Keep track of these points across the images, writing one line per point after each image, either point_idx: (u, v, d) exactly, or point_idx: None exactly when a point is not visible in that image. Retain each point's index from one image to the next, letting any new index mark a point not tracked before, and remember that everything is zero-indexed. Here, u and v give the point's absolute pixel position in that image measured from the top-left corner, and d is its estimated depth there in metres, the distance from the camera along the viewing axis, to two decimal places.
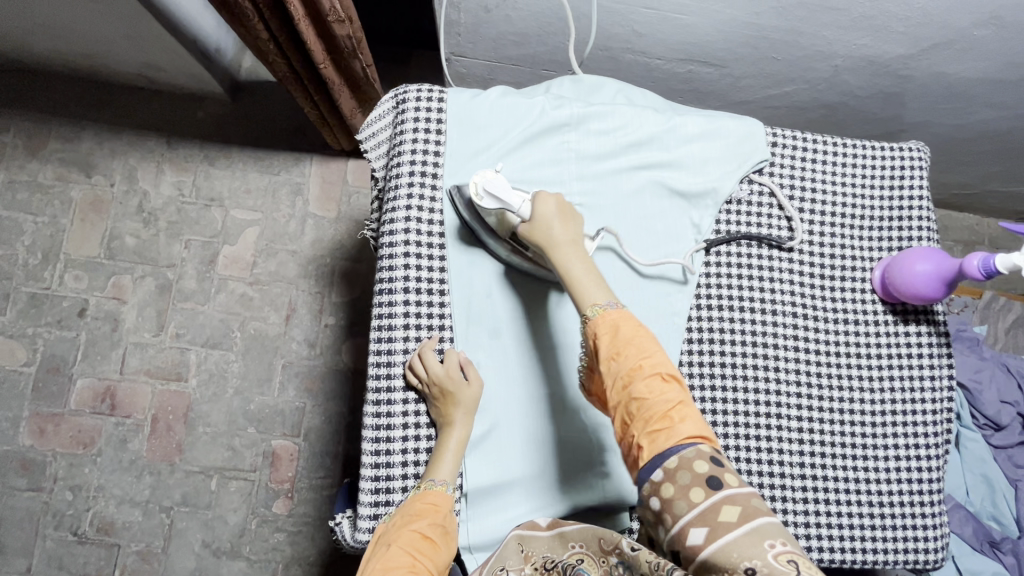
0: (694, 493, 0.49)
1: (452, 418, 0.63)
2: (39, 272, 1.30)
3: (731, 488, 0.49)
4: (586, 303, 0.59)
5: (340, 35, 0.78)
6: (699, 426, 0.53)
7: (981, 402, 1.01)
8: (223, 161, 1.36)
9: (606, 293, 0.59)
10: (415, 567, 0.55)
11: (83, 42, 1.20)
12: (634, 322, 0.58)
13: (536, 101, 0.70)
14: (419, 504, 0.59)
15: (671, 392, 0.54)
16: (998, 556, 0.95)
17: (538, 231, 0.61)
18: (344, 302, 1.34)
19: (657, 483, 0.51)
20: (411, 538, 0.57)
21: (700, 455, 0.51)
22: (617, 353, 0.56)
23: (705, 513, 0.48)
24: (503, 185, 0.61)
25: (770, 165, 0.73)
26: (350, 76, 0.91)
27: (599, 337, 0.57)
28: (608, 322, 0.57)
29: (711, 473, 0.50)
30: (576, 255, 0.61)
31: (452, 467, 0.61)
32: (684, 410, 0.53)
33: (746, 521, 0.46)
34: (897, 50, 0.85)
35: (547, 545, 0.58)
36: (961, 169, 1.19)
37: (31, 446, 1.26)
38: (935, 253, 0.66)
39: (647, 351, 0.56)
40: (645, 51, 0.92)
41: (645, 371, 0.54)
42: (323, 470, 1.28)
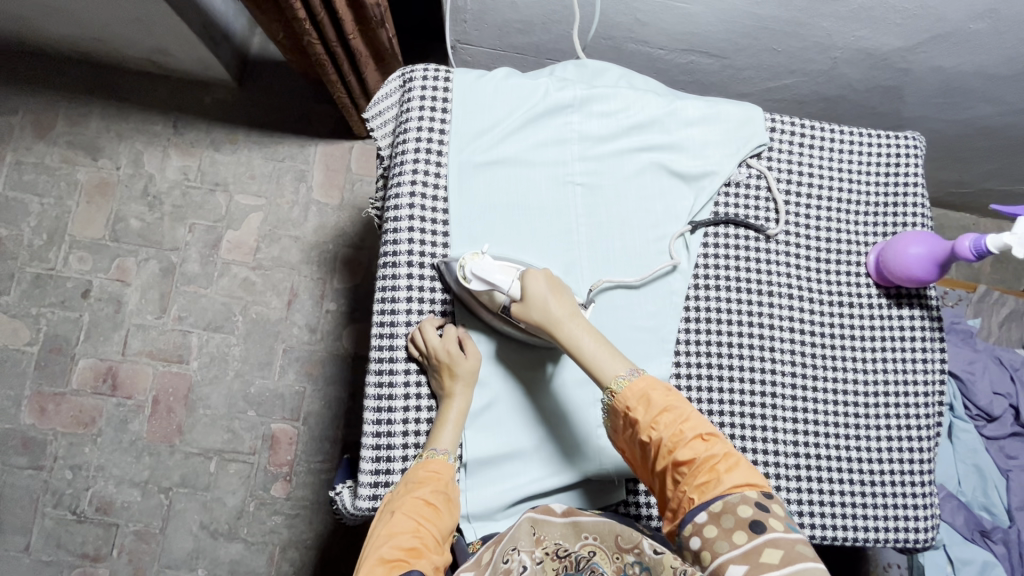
0: (738, 535, 0.50)
1: (451, 391, 0.64)
2: (44, 253, 1.32)
3: (776, 533, 0.50)
4: (603, 378, 0.59)
5: (370, 4, 0.81)
6: (744, 477, 0.54)
7: (974, 392, 1.02)
8: (228, 147, 1.37)
9: (622, 361, 0.60)
10: (419, 531, 0.56)
11: (94, 25, 1.22)
12: (665, 386, 0.58)
13: (540, 82, 0.72)
14: (423, 471, 0.60)
15: (715, 449, 0.55)
16: (989, 546, 0.96)
17: (531, 309, 0.60)
18: (345, 288, 1.35)
19: (701, 526, 0.52)
20: (415, 504, 0.57)
21: (745, 500, 0.52)
22: (655, 421, 0.56)
23: (748, 552, 0.49)
24: (490, 266, 0.61)
25: (769, 150, 0.75)
26: (374, 48, 0.94)
27: (630, 409, 0.57)
28: (637, 391, 0.58)
29: (755, 519, 0.51)
30: (578, 328, 0.60)
31: (453, 437, 0.63)
32: (729, 465, 0.54)
33: (789, 563, 0.47)
34: (895, 43, 0.86)
35: (559, 532, 0.58)
36: (958, 166, 1.20)
37: (32, 424, 1.27)
38: (929, 237, 0.68)
39: (683, 414, 0.56)
40: (648, 41, 0.94)
41: (686, 435, 0.55)
42: (321, 454, 1.29)
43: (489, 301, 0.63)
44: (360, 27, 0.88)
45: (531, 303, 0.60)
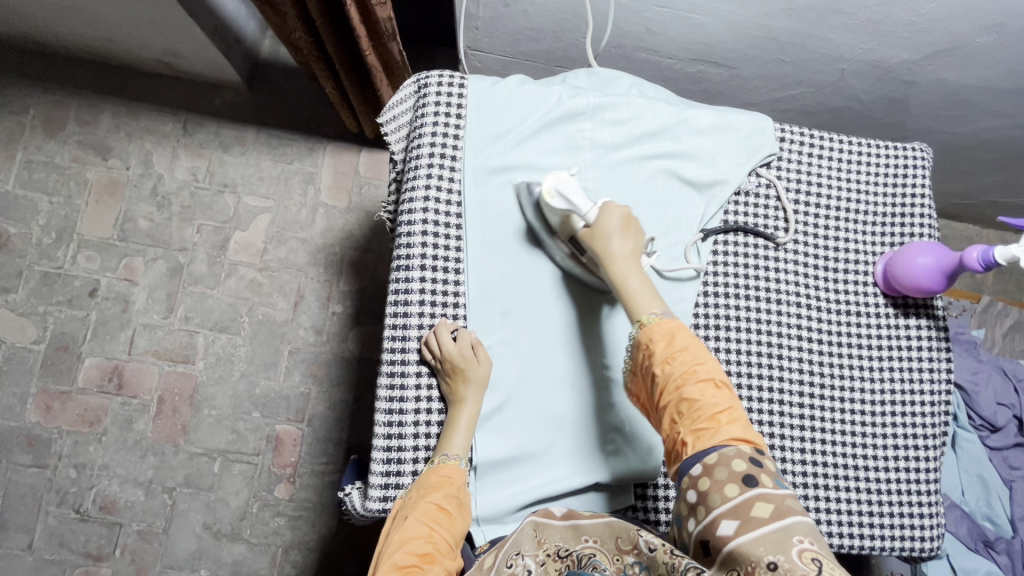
0: (729, 488, 0.51)
1: (463, 395, 0.64)
2: (52, 251, 1.32)
3: (766, 488, 0.50)
4: (637, 313, 0.62)
5: (381, 17, 0.83)
6: (744, 431, 0.55)
7: (978, 402, 1.03)
8: (237, 149, 1.38)
9: (662, 305, 0.63)
10: (432, 536, 0.56)
11: (107, 26, 1.23)
12: (689, 331, 0.60)
13: (554, 90, 0.73)
14: (434, 477, 0.60)
15: (721, 398, 0.56)
16: (992, 556, 0.96)
17: (596, 237, 0.64)
18: (352, 290, 1.36)
19: (696, 478, 0.53)
20: (428, 509, 0.58)
21: (740, 454, 0.53)
22: (670, 357, 0.58)
23: (738, 507, 0.49)
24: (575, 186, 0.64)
25: (777, 160, 0.75)
26: (387, 63, 0.96)
27: (652, 342, 0.59)
28: (664, 329, 0.59)
29: (747, 473, 0.51)
30: (633, 266, 0.63)
31: (465, 441, 0.63)
32: (732, 416, 0.55)
33: (778, 518, 0.48)
34: (902, 56, 0.87)
35: (560, 534, 0.60)
36: (962, 178, 1.21)
37: (37, 423, 1.27)
38: (937, 248, 0.68)
39: (699, 358, 0.58)
40: (657, 50, 0.95)
41: (697, 376, 0.56)
42: (325, 456, 1.29)
43: (561, 224, 0.66)
44: (373, 42, 0.90)
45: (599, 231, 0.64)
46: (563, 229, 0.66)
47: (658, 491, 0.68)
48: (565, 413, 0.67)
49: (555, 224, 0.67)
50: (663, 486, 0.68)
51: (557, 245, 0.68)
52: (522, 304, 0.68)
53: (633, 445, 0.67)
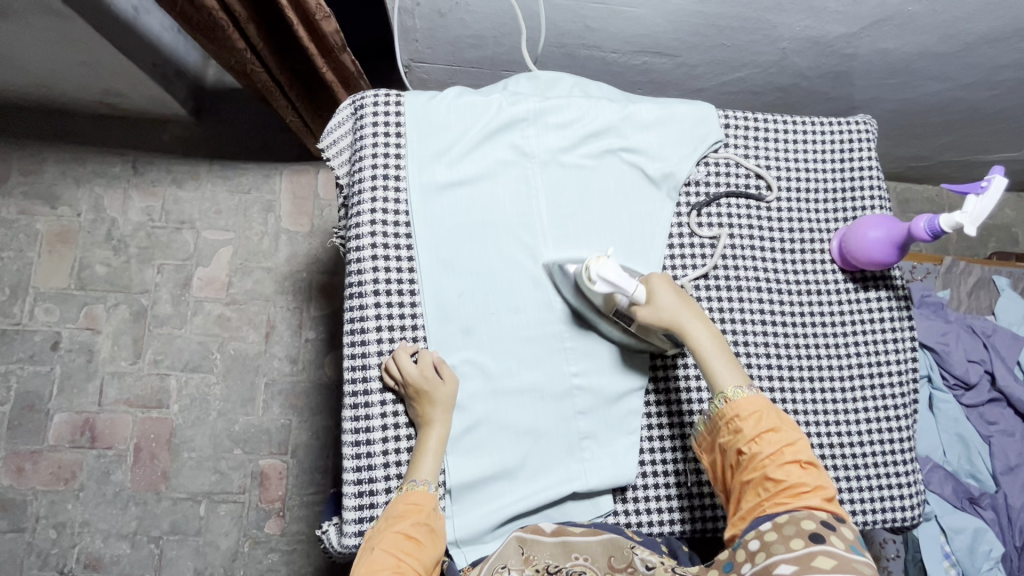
0: (795, 541, 0.52)
1: (430, 417, 0.63)
2: (8, 308, 1.28)
3: (834, 548, 0.51)
4: (719, 385, 0.61)
5: (328, 30, 0.82)
6: (821, 506, 0.55)
7: (949, 362, 1.04)
8: (191, 183, 1.35)
9: (737, 369, 0.62)
10: (400, 567, 0.56)
11: (40, 72, 1.19)
12: (779, 413, 0.59)
13: (493, 98, 0.71)
14: (402, 505, 0.59)
15: (807, 478, 0.56)
16: (978, 512, 0.98)
17: (658, 312, 0.63)
18: (323, 315, 1.33)
19: (763, 531, 0.54)
20: (395, 539, 0.57)
21: (811, 516, 0.53)
22: (759, 435, 0.58)
23: (801, 556, 0.51)
24: (616, 271, 0.60)
25: (724, 147, 0.75)
26: (343, 76, 0.94)
27: (739, 418, 0.59)
28: (752, 406, 0.59)
29: (817, 532, 0.52)
30: (702, 326, 0.63)
31: (432, 467, 0.62)
32: (812, 493, 0.55)
33: (840, 573, 0.49)
34: (838, 30, 0.88)
35: (549, 551, 0.60)
36: (913, 142, 1.23)
37: (10, 486, 1.23)
38: (887, 220, 0.69)
39: (790, 439, 0.58)
40: (599, 46, 0.94)
41: (785, 457, 0.56)
42: (313, 485, 1.27)
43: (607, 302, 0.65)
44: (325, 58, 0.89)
45: (660, 304, 0.63)
46: (608, 304, 0.65)
47: (636, 493, 0.68)
48: (537, 425, 0.66)
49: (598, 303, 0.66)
50: (642, 486, 0.68)
51: (606, 322, 0.67)
52: (483, 314, 0.67)
53: (607, 451, 0.67)
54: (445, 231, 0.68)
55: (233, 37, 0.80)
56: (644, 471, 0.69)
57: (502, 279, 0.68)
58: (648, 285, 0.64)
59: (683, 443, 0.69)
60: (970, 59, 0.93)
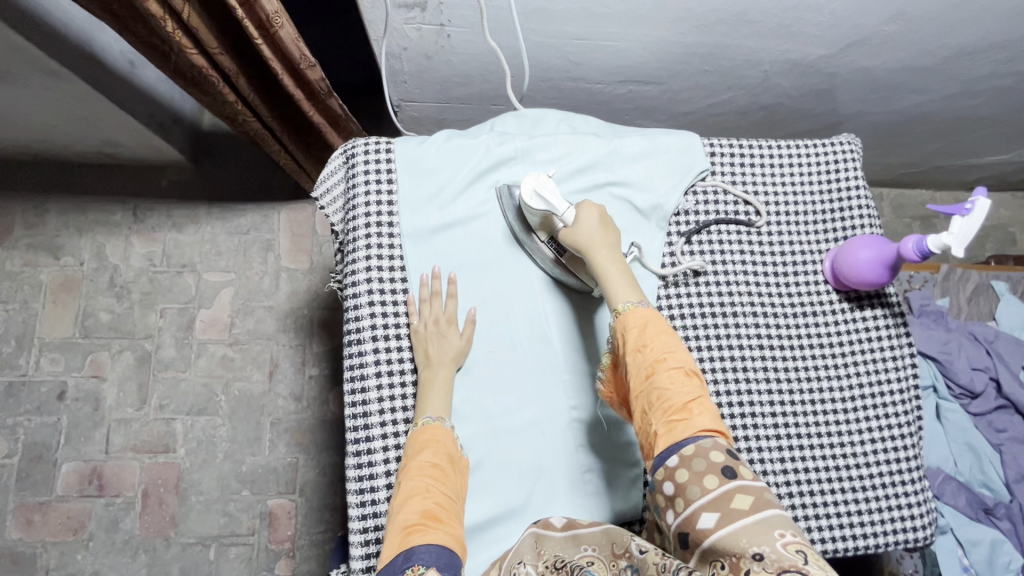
0: (708, 479, 0.50)
1: (432, 360, 0.65)
2: (14, 360, 1.29)
3: (745, 480, 0.49)
4: (612, 299, 0.62)
5: (313, 78, 0.84)
6: (716, 421, 0.54)
7: (953, 371, 1.03)
8: (192, 227, 1.37)
9: (637, 292, 0.62)
10: (429, 492, 0.55)
11: (40, 129, 1.22)
12: (663, 322, 0.59)
13: (481, 140, 0.73)
14: (419, 438, 0.60)
15: (691, 386, 0.55)
16: (994, 523, 0.97)
17: (576, 233, 0.64)
18: (325, 351, 1.34)
19: (672, 468, 0.52)
20: (421, 467, 0.57)
21: (717, 445, 0.51)
22: (643, 347, 0.57)
23: (717, 499, 0.48)
24: (553, 189, 0.66)
25: (711, 174, 0.76)
26: (332, 118, 0.96)
27: (626, 331, 0.59)
28: (638, 318, 0.59)
29: (726, 464, 0.50)
30: (613, 255, 0.63)
31: (442, 402, 0.63)
32: (705, 405, 0.54)
33: (757, 510, 0.47)
34: (818, 52, 0.90)
35: (559, 544, 0.59)
36: (902, 151, 1.24)
37: (19, 539, 1.23)
38: (877, 240, 0.69)
39: (669, 347, 0.57)
40: (585, 77, 0.96)
41: (669, 366, 0.56)
42: (322, 524, 1.26)
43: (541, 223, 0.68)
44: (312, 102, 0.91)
45: (578, 223, 0.65)
46: (543, 224, 0.68)
47: (643, 527, 0.68)
48: (539, 461, 0.67)
49: (535, 224, 0.69)
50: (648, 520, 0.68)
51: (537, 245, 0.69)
52: (481, 353, 0.68)
53: (611, 486, 0.67)
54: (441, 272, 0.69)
55: (220, 88, 0.83)
56: None
57: (497, 318, 0.69)
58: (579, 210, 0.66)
59: None
60: (950, 72, 0.94)
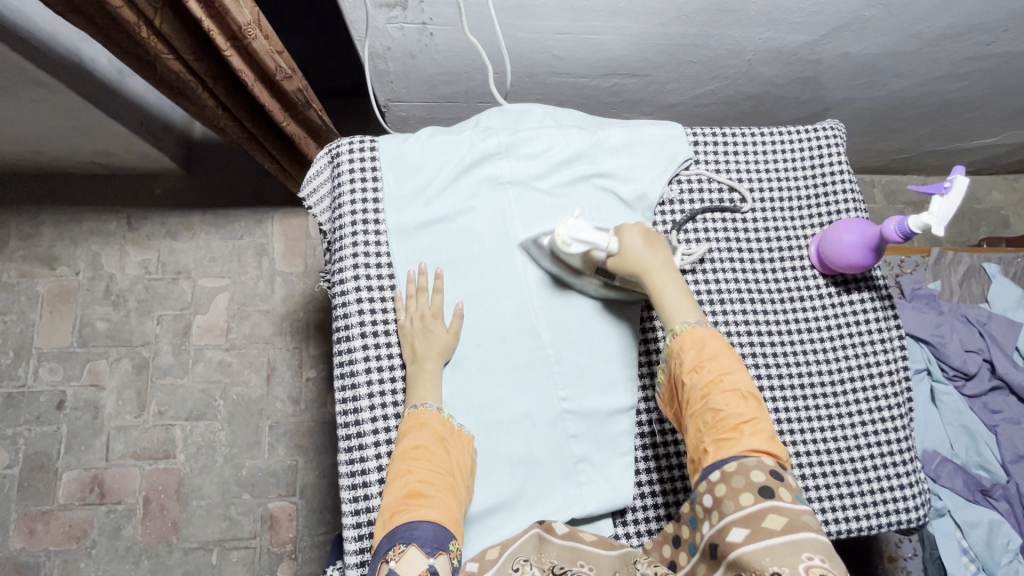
0: (745, 497, 0.51)
1: (419, 354, 0.66)
2: (13, 370, 1.30)
3: (783, 502, 0.50)
4: (673, 322, 0.62)
5: (291, 89, 0.85)
6: (767, 444, 0.54)
7: (947, 354, 1.03)
8: (186, 234, 1.38)
9: (695, 311, 0.62)
10: (412, 472, 0.57)
11: (33, 140, 1.23)
12: (723, 342, 0.59)
13: (464, 136, 0.73)
14: (408, 423, 0.61)
15: (747, 408, 0.55)
16: (992, 504, 0.97)
17: (625, 261, 0.65)
18: (322, 353, 1.34)
19: (713, 482, 0.53)
20: (407, 450, 0.58)
21: (761, 466, 0.52)
22: (699, 365, 0.58)
23: (749, 516, 0.50)
24: (586, 230, 0.65)
25: (695, 163, 0.77)
26: (311, 128, 0.97)
27: (681, 350, 0.59)
28: (696, 338, 0.59)
29: (766, 485, 0.51)
30: (667, 273, 0.63)
31: (430, 390, 0.64)
32: (756, 427, 0.55)
33: (789, 531, 0.48)
34: (800, 39, 0.90)
35: (558, 552, 0.60)
36: (891, 136, 1.24)
37: (23, 548, 1.24)
38: (859, 223, 0.70)
39: (727, 368, 0.57)
40: (569, 72, 0.96)
41: (724, 385, 0.56)
42: (323, 525, 1.27)
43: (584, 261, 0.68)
44: (290, 113, 0.91)
45: (626, 251, 0.65)
46: (586, 264, 0.68)
47: (636, 515, 0.68)
48: (530, 453, 0.67)
49: (577, 265, 0.68)
50: (640, 508, 0.69)
51: (585, 280, 0.69)
52: (470, 346, 0.69)
53: (603, 475, 0.67)
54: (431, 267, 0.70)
55: (199, 92, 0.84)
56: (642, 492, 0.69)
57: (485, 311, 0.69)
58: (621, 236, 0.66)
59: (677, 460, 0.70)
60: (933, 55, 0.95)
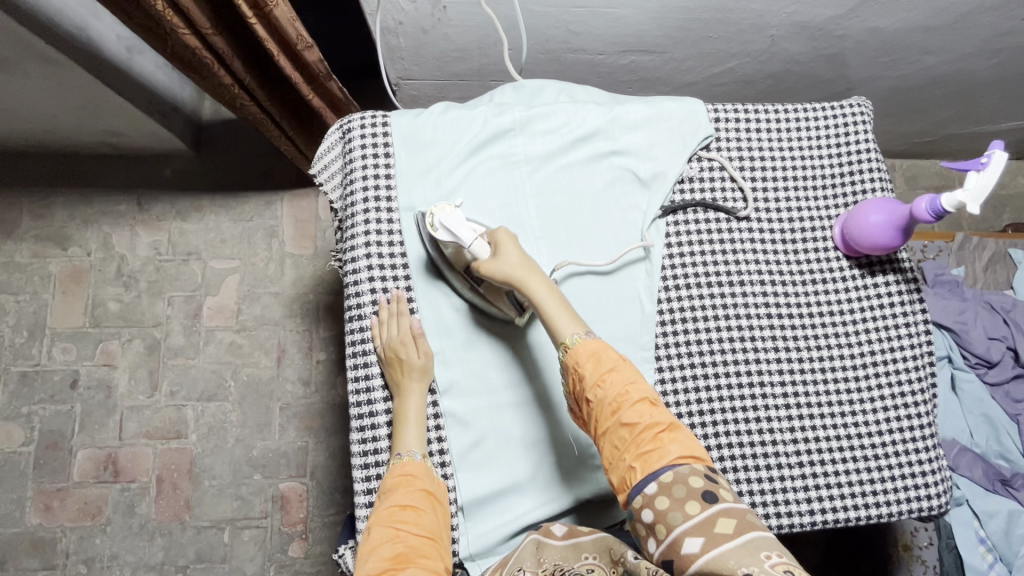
0: (690, 506, 0.51)
1: (405, 388, 0.64)
2: (27, 350, 1.31)
3: (726, 503, 0.51)
4: (559, 335, 0.60)
5: (312, 60, 0.83)
6: (689, 447, 0.55)
7: (969, 341, 1.01)
8: (196, 215, 1.37)
9: (579, 323, 0.61)
10: (400, 537, 0.55)
11: (43, 119, 1.22)
12: (615, 350, 0.60)
13: (478, 111, 0.71)
14: (392, 478, 0.59)
15: (660, 415, 0.56)
16: (1012, 494, 0.96)
17: (499, 267, 0.62)
18: (332, 335, 1.34)
19: (651, 497, 0.52)
20: (390, 512, 0.57)
21: (694, 471, 0.53)
22: (601, 380, 0.57)
23: (702, 524, 0.50)
24: (460, 221, 0.63)
25: (716, 141, 0.74)
26: (333, 103, 0.95)
27: (579, 366, 0.58)
28: (589, 350, 0.59)
29: (706, 489, 0.52)
30: (538, 277, 0.62)
31: (417, 437, 0.62)
32: (673, 433, 0.55)
33: (740, 534, 0.49)
34: (827, 13, 0.87)
35: (560, 553, 0.59)
36: (916, 118, 1.20)
37: (39, 524, 1.25)
38: (887, 202, 0.67)
39: (631, 377, 0.57)
40: (585, 48, 0.94)
41: (633, 397, 0.56)
42: (334, 506, 1.27)
43: (455, 255, 0.66)
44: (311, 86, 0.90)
45: (501, 257, 0.62)
46: (458, 257, 0.65)
47: None
48: (544, 434, 0.66)
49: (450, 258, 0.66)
50: None
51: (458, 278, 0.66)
52: (483, 327, 0.68)
53: None
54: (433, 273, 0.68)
55: (215, 70, 0.82)
56: None
57: None
58: (494, 237, 0.64)
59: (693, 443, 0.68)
60: (965, 30, 0.91)
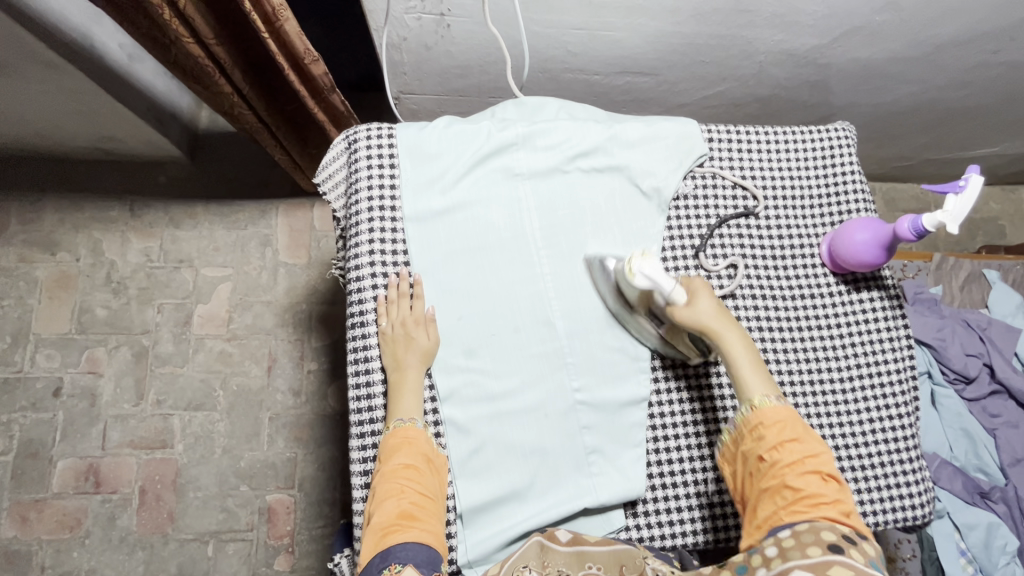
0: (811, 548, 0.51)
1: (403, 362, 0.65)
2: (9, 356, 1.28)
3: (852, 561, 0.50)
4: (747, 392, 0.61)
5: (317, 74, 0.85)
6: (844, 522, 0.54)
7: (947, 357, 1.05)
8: (189, 222, 1.37)
9: (770, 385, 0.61)
10: (404, 493, 0.58)
11: (38, 124, 1.22)
12: (803, 424, 0.60)
13: (482, 126, 0.74)
14: (393, 440, 0.62)
15: (828, 490, 0.55)
16: (990, 506, 0.99)
17: (696, 314, 0.63)
18: (324, 345, 1.33)
19: (781, 538, 0.53)
20: (394, 470, 0.60)
21: (833, 529, 0.52)
22: (781, 442, 0.58)
23: (817, 565, 0.50)
24: (658, 269, 0.63)
25: (709, 160, 0.78)
26: (334, 116, 0.97)
27: (763, 425, 0.59)
28: (777, 415, 0.59)
29: (836, 542, 0.51)
30: (725, 323, 0.63)
31: (414, 404, 0.64)
32: (834, 507, 0.55)
33: None
34: (812, 42, 0.91)
35: (564, 560, 0.60)
36: (894, 143, 1.26)
37: (14, 537, 1.22)
38: (872, 223, 0.71)
39: (812, 450, 0.58)
40: (583, 69, 0.97)
41: (807, 466, 0.56)
42: (322, 518, 1.25)
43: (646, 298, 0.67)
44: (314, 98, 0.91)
45: (696, 308, 0.63)
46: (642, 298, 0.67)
47: (647, 506, 0.68)
48: (542, 441, 0.67)
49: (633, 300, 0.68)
50: (652, 500, 0.68)
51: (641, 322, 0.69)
52: (485, 336, 0.69)
53: (616, 467, 0.67)
54: (438, 283, 0.69)
55: (216, 78, 0.83)
56: (656, 484, 0.68)
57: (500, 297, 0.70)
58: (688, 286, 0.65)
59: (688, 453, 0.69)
60: (941, 61, 0.96)
